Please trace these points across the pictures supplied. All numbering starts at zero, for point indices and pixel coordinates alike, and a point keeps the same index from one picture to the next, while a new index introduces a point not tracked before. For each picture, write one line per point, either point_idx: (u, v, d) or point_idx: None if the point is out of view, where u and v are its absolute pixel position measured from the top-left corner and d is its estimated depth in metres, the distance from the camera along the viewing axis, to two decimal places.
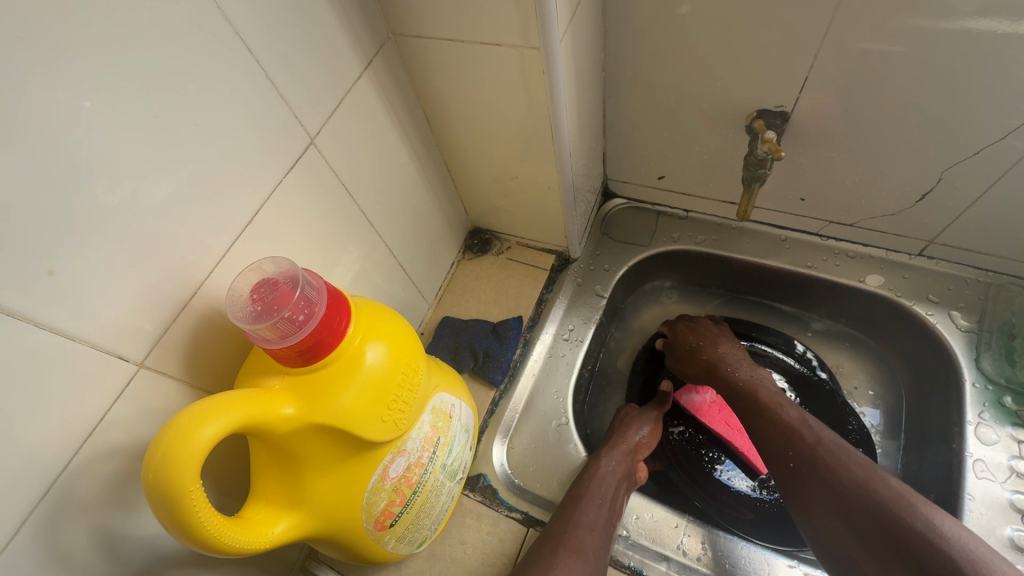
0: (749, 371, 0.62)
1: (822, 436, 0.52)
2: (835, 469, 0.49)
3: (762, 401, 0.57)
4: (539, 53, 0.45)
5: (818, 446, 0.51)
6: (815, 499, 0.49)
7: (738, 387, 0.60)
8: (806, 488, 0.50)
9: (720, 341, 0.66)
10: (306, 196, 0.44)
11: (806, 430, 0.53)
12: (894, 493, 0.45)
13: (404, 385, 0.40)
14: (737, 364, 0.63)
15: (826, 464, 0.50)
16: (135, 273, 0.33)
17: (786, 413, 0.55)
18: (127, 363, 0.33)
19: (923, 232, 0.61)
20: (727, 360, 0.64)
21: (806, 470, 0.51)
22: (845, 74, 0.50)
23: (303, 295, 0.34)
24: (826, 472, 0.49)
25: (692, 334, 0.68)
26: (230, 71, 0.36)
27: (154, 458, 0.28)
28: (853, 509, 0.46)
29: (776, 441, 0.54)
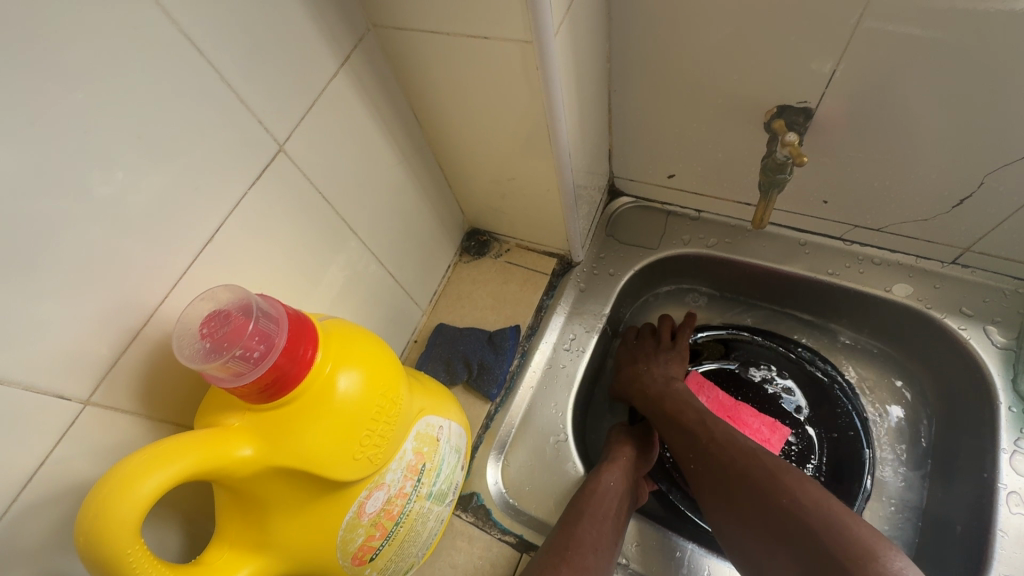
0: (659, 383, 0.61)
1: (715, 431, 0.52)
2: (724, 460, 0.49)
3: (667, 409, 0.57)
4: (534, 47, 0.41)
5: (710, 441, 0.51)
6: (712, 495, 0.49)
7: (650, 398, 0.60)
8: (707, 486, 0.50)
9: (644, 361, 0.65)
10: (277, 207, 0.41)
11: (701, 430, 0.53)
12: (766, 473, 0.46)
13: (381, 417, 0.37)
14: (649, 378, 0.62)
15: (716, 459, 0.50)
16: (76, 304, 0.30)
17: (685, 418, 0.55)
18: (70, 403, 0.31)
19: (959, 239, 0.56)
20: (644, 374, 0.62)
21: (704, 469, 0.50)
22: (879, 68, 0.45)
23: (260, 327, 0.31)
24: (718, 469, 0.49)
25: (627, 354, 0.67)
26: (182, 75, 0.32)
27: (88, 517, 0.26)
28: (741, 499, 0.46)
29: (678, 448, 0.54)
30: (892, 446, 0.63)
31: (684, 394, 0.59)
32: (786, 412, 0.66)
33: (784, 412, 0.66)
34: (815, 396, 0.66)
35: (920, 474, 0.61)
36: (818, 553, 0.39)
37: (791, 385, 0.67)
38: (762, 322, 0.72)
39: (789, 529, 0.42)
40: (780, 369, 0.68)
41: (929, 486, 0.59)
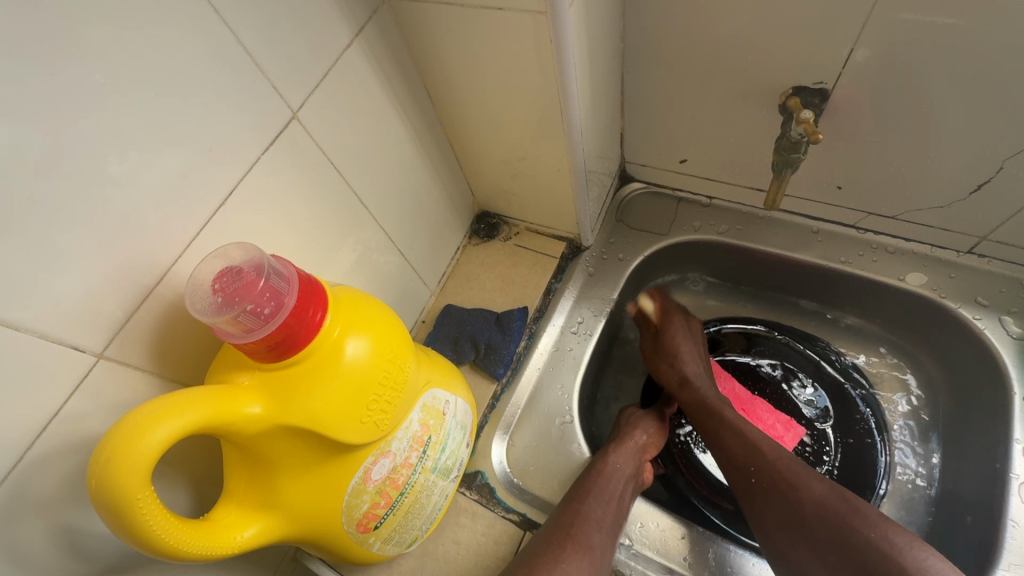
0: (714, 392, 0.58)
1: (781, 451, 0.49)
2: (794, 485, 0.46)
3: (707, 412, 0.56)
4: (547, 19, 0.40)
5: (777, 461, 0.48)
6: (773, 518, 0.46)
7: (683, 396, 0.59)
8: (766, 506, 0.47)
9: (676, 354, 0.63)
10: (290, 176, 0.41)
11: (767, 447, 0.49)
12: (848, 505, 0.43)
13: (388, 383, 0.37)
14: (706, 383, 0.59)
15: (786, 482, 0.46)
16: (89, 258, 0.30)
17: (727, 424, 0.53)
18: (85, 354, 0.31)
19: (975, 227, 0.55)
20: (700, 381, 0.59)
21: (765, 489, 0.47)
22: (898, 46, 0.44)
23: (270, 286, 0.31)
24: (788, 491, 0.46)
25: (681, 338, 0.63)
26: (197, 36, 0.32)
27: (99, 462, 0.26)
28: (812, 529, 0.43)
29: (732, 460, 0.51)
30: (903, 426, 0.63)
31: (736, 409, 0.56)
32: (799, 406, 0.65)
33: (797, 410, 0.64)
34: (830, 394, 0.65)
35: (934, 457, 0.60)
36: None
37: (803, 378, 0.66)
38: (767, 315, 0.72)
39: (880, 569, 0.39)
40: (794, 366, 0.67)
41: (941, 469, 0.59)
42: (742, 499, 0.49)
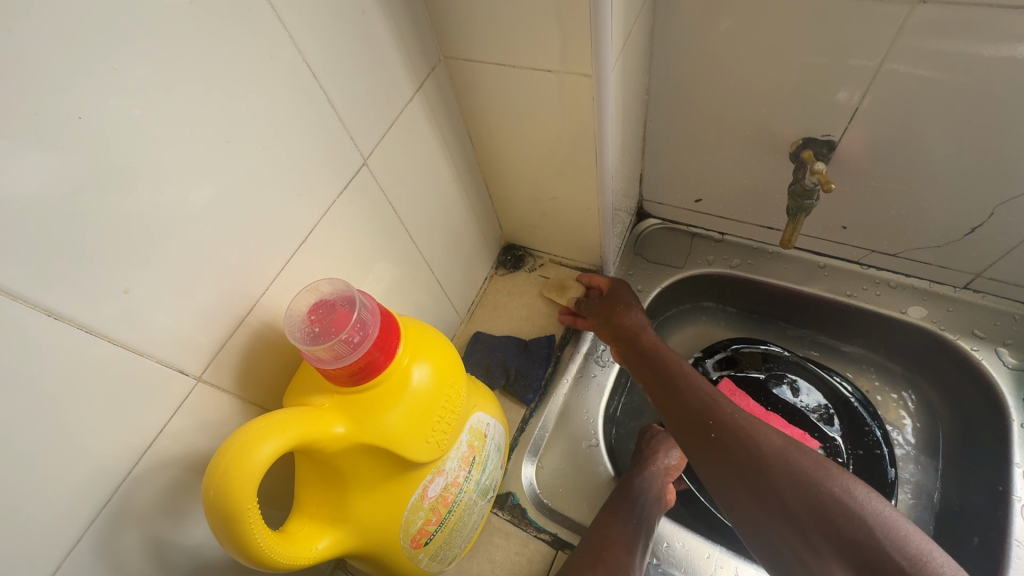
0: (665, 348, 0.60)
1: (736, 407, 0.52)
2: (755, 437, 0.48)
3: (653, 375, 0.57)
4: (591, 80, 0.45)
5: (735, 415, 0.50)
6: (734, 469, 0.48)
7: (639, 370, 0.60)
8: (727, 458, 0.48)
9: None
10: (356, 214, 0.45)
11: (723, 401, 0.52)
12: (810, 460, 0.46)
13: (447, 406, 0.41)
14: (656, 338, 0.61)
15: (747, 433, 0.49)
16: (199, 291, 0.34)
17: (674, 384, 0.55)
18: (187, 377, 0.34)
19: (970, 265, 0.60)
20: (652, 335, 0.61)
21: (725, 440, 0.49)
22: (898, 107, 0.50)
23: (359, 318, 0.35)
24: (748, 443, 0.48)
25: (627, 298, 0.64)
26: (297, 96, 0.37)
27: (215, 475, 0.29)
28: (776, 481, 0.46)
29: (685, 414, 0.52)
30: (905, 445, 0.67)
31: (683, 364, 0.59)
32: (813, 422, 0.68)
33: (811, 424, 0.68)
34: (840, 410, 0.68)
35: (936, 475, 0.64)
36: (877, 562, 0.40)
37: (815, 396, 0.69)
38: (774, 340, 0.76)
39: (850, 531, 0.42)
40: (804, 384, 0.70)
41: (943, 486, 0.62)
42: (696, 451, 0.50)
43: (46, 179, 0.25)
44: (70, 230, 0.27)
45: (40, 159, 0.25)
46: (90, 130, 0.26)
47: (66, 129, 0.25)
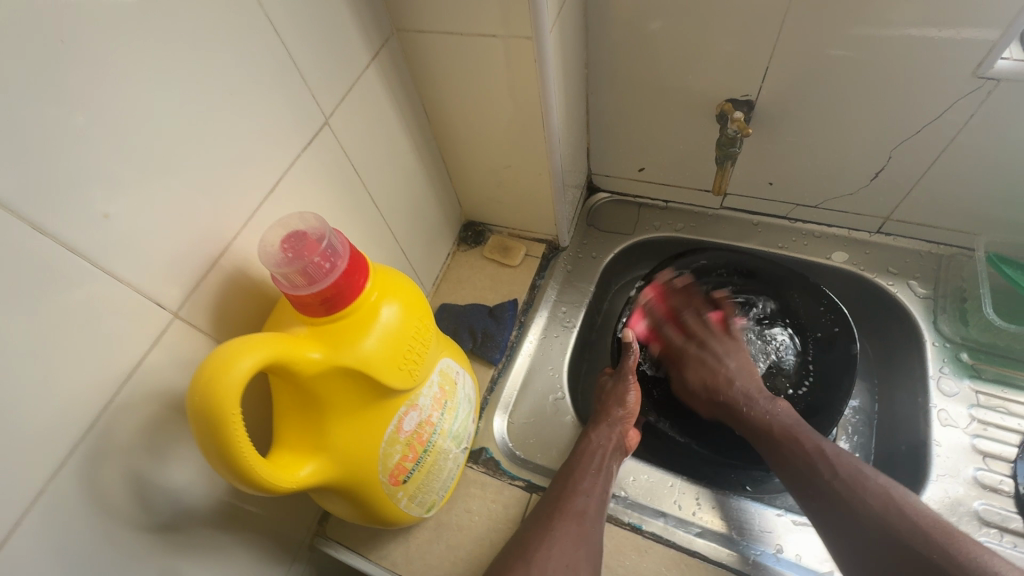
0: (765, 405, 0.60)
1: (836, 462, 0.52)
2: (858, 495, 0.49)
3: (732, 402, 0.61)
4: (532, 42, 0.49)
5: (832, 475, 0.51)
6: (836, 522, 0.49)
7: (700, 390, 0.64)
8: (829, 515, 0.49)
9: (692, 341, 0.68)
10: (321, 171, 0.48)
11: (818, 460, 0.52)
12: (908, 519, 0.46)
13: (417, 341, 0.43)
14: (747, 397, 0.61)
15: (849, 492, 0.49)
16: (175, 229, 0.36)
17: (756, 410, 0.59)
18: (164, 311, 0.36)
19: (879, 209, 0.67)
20: (746, 397, 0.61)
21: (823, 499, 0.50)
22: (802, 66, 0.56)
23: (329, 247, 0.38)
24: (846, 504, 0.49)
25: (702, 369, 0.65)
26: (257, 52, 0.39)
27: (199, 388, 0.31)
28: (873, 535, 0.46)
29: (769, 440, 0.56)
30: None
31: (789, 415, 0.58)
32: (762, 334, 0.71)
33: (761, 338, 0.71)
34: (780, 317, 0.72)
35: (872, 395, 0.69)
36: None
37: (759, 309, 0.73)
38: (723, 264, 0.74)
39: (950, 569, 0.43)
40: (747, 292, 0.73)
41: (877, 401, 0.68)
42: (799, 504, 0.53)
43: (26, 104, 0.27)
44: (48, 155, 0.28)
45: (18, 81, 0.26)
46: (66, 57, 0.28)
47: (43, 58, 0.27)
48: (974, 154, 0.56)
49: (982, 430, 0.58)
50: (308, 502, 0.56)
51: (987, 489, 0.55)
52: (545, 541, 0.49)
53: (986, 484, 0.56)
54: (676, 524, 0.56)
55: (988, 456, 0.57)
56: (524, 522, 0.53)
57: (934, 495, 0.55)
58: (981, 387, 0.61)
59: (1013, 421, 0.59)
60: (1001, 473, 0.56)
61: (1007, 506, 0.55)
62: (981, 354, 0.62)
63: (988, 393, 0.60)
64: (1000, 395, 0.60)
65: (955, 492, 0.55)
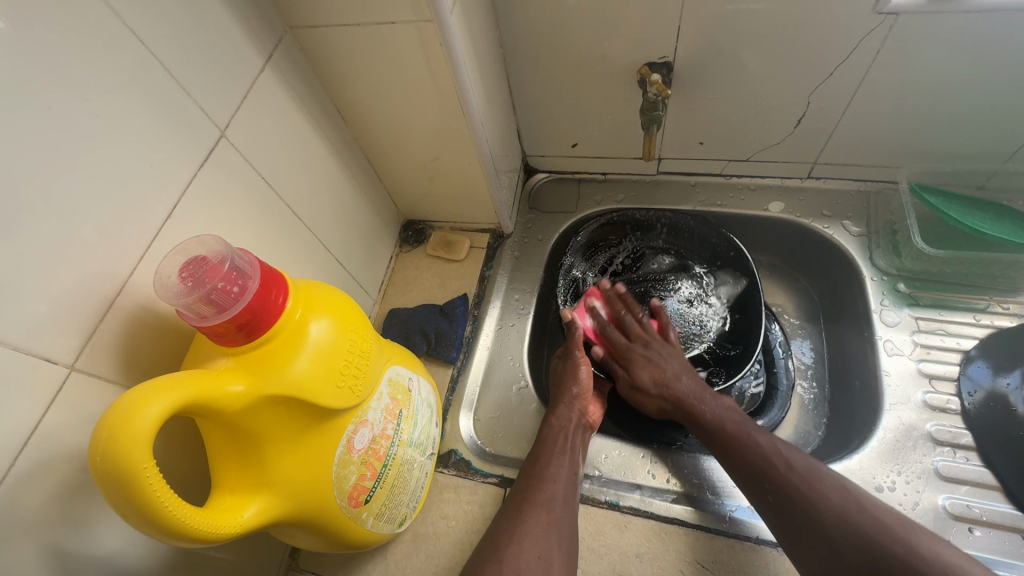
0: (713, 402, 0.56)
1: (794, 462, 0.48)
2: (816, 493, 0.45)
3: (682, 398, 0.57)
4: (433, 25, 0.47)
5: (793, 476, 0.47)
6: (807, 526, 0.44)
7: (650, 388, 0.59)
8: (796, 522, 0.45)
9: (637, 342, 0.64)
10: (225, 189, 0.44)
11: (778, 459, 0.48)
12: (880, 522, 0.42)
13: (354, 353, 0.41)
14: (698, 394, 0.57)
15: (808, 489, 0.45)
16: (52, 274, 0.32)
17: (707, 406, 0.55)
18: (57, 366, 0.32)
19: (806, 155, 0.69)
20: (695, 394, 0.57)
21: (786, 506, 0.46)
22: (713, 23, 0.56)
23: (234, 268, 0.35)
24: (808, 505, 0.45)
25: (647, 368, 0.61)
26: (125, 70, 0.35)
27: (102, 444, 0.28)
28: (843, 546, 0.42)
29: (721, 439, 0.52)
30: (788, 316, 0.74)
31: (733, 411, 0.55)
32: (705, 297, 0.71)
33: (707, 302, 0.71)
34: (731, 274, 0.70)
35: (821, 336, 0.71)
36: None
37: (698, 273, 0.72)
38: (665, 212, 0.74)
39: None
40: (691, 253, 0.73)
41: (825, 339, 0.70)
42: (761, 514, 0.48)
43: None
44: None
45: None
46: None
47: None
48: (885, 89, 0.58)
49: (925, 354, 0.61)
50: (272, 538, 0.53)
51: (936, 411, 0.58)
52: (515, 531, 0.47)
53: (935, 406, 0.58)
54: (651, 494, 0.56)
55: (933, 378, 0.60)
56: (496, 517, 0.51)
57: (889, 424, 0.57)
58: (920, 313, 0.63)
59: (952, 341, 0.62)
60: (947, 393, 0.59)
61: (956, 423, 0.57)
62: (916, 283, 0.65)
63: (926, 318, 0.63)
64: (937, 317, 0.63)
65: (907, 418, 0.58)
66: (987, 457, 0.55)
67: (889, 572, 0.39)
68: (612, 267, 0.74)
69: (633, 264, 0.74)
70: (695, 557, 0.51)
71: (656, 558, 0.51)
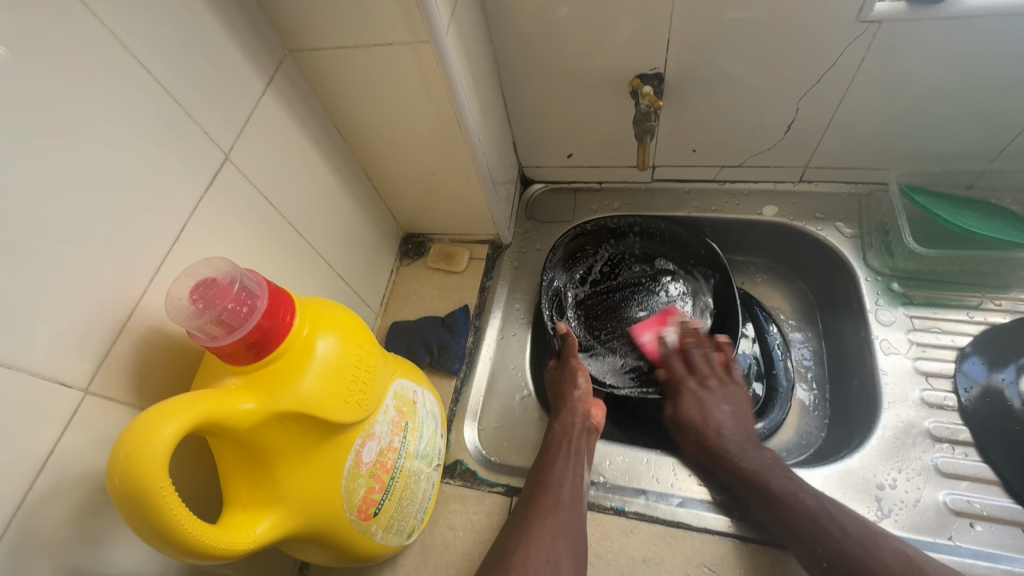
0: (756, 455, 0.55)
1: (849, 526, 0.47)
2: (872, 561, 0.44)
3: (723, 445, 0.56)
4: (430, 46, 0.48)
5: (848, 541, 0.46)
6: None
7: (691, 428, 0.60)
8: None
9: (693, 378, 0.63)
10: (230, 210, 0.45)
11: (830, 524, 0.47)
12: None
13: (360, 368, 0.41)
14: (743, 446, 0.56)
15: (863, 557, 0.45)
16: (66, 300, 0.33)
17: (749, 459, 0.54)
18: (72, 390, 0.33)
19: (798, 159, 0.70)
20: (741, 444, 0.56)
21: (841, 572, 0.45)
22: (700, 35, 0.57)
23: (242, 289, 0.36)
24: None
25: (696, 410, 0.60)
26: (132, 99, 0.37)
27: (119, 464, 0.29)
28: None
29: (759, 491, 0.52)
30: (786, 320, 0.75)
31: (778, 466, 0.53)
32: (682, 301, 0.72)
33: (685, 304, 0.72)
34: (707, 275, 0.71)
35: (819, 338, 0.72)
36: None
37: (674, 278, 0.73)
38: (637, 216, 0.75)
39: None
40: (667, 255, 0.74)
41: (824, 340, 0.71)
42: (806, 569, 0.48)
43: None
44: None
45: None
46: None
47: None
48: (872, 94, 0.59)
49: (921, 353, 0.62)
50: (281, 554, 0.53)
51: (934, 408, 0.59)
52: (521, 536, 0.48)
53: (932, 403, 0.59)
54: (657, 498, 0.56)
55: (930, 376, 0.60)
56: (501, 524, 0.52)
57: (888, 423, 0.58)
58: (915, 312, 0.64)
59: (947, 338, 0.63)
60: (943, 390, 0.60)
61: (954, 420, 0.58)
62: (910, 282, 0.66)
63: (921, 317, 0.64)
64: (932, 315, 0.64)
65: (906, 416, 0.58)
66: (986, 452, 0.56)
67: None
68: (591, 275, 0.75)
69: (610, 271, 0.75)
70: (702, 560, 0.51)
71: (663, 563, 0.52)
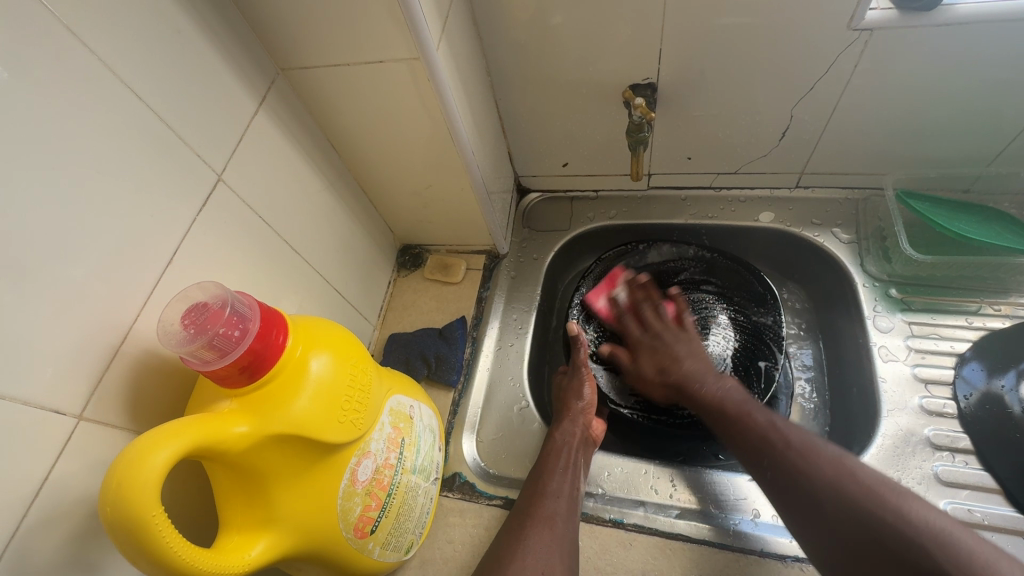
0: (715, 383, 0.57)
1: (791, 437, 0.48)
2: (807, 467, 0.45)
3: (682, 380, 0.58)
4: (421, 62, 0.49)
5: (787, 450, 0.47)
6: (806, 497, 0.44)
7: (653, 374, 0.61)
8: (791, 495, 0.45)
9: (646, 332, 0.65)
10: (224, 230, 0.46)
11: (774, 435, 0.49)
12: (861, 487, 0.42)
13: (355, 387, 0.41)
14: (702, 376, 0.58)
15: (797, 466, 0.46)
16: (59, 327, 0.33)
17: (707, 388, 0.56)
18: (66, 417, 0.33)
19: (793, 166, 0.70)
20: (701, 376, 0.58)
21: (783, 482, 0.46)
22: (692, 45, 0.57)
23: (234, 312, 0.36)
24: (801, 486, 0.45)
25: (652, 357, 0.62)
26: (123, 124, 0.37)
27: (111, 491, 0.29)
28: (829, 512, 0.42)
29: (722, 417, 0.54)
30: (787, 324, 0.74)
31: (739, 391, 0.55)
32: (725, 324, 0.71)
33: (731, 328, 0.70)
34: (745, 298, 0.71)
35: (818, 342, 0.72)
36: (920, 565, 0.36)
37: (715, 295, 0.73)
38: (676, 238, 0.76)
39: (910, 541, 0.37)
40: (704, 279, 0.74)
41: (822, 344, 0.71)
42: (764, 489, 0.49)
43: None
44: None
45: None
46: None
47: None
48: (864, 100, 0.59)
49: (920, 359, 0.61)
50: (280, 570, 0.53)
51: (934, 415, 0.58)
52: (517, 548, 0.48)
53: (932, 410, 0.59)
54: (655, 510, 0.56)
55: (929, 383, 0.60)
56: (497, 537, 0.52)
57: (888, 430, 0.58)
58: (913, 318, 0.64)
59: (946, 344, 0.62)
60: (943, 397, 0.59)
61: (954, 427, 0.58)
62: (908, 287, 0.65)
63: (919, 323, 0.64)
64: (930, 321, 0.64)
65: (904, 424, 0.58)
66: (986, 460, 0.55)
67: (876, 535, 0.39)
68: None
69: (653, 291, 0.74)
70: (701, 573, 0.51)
71: None
